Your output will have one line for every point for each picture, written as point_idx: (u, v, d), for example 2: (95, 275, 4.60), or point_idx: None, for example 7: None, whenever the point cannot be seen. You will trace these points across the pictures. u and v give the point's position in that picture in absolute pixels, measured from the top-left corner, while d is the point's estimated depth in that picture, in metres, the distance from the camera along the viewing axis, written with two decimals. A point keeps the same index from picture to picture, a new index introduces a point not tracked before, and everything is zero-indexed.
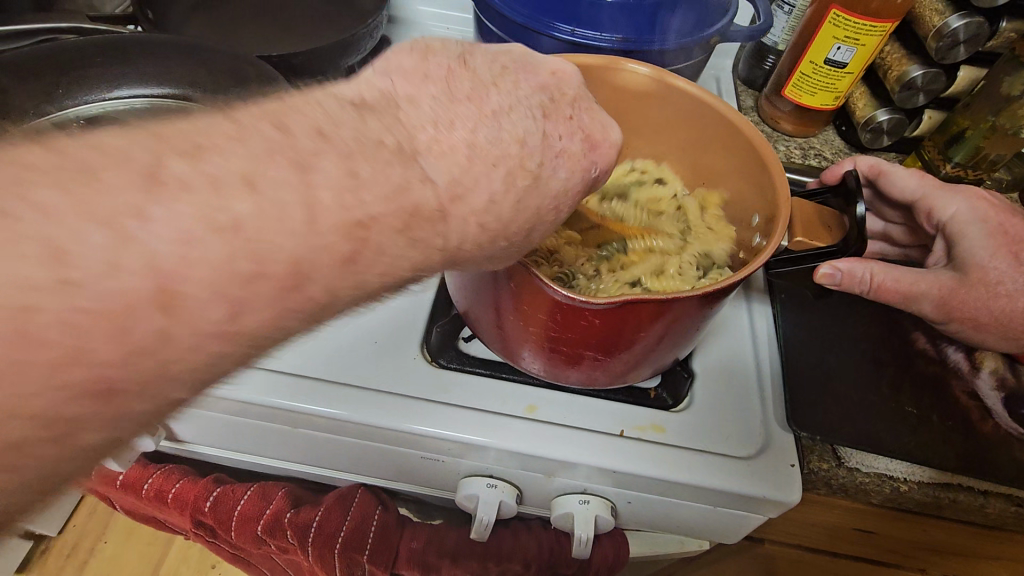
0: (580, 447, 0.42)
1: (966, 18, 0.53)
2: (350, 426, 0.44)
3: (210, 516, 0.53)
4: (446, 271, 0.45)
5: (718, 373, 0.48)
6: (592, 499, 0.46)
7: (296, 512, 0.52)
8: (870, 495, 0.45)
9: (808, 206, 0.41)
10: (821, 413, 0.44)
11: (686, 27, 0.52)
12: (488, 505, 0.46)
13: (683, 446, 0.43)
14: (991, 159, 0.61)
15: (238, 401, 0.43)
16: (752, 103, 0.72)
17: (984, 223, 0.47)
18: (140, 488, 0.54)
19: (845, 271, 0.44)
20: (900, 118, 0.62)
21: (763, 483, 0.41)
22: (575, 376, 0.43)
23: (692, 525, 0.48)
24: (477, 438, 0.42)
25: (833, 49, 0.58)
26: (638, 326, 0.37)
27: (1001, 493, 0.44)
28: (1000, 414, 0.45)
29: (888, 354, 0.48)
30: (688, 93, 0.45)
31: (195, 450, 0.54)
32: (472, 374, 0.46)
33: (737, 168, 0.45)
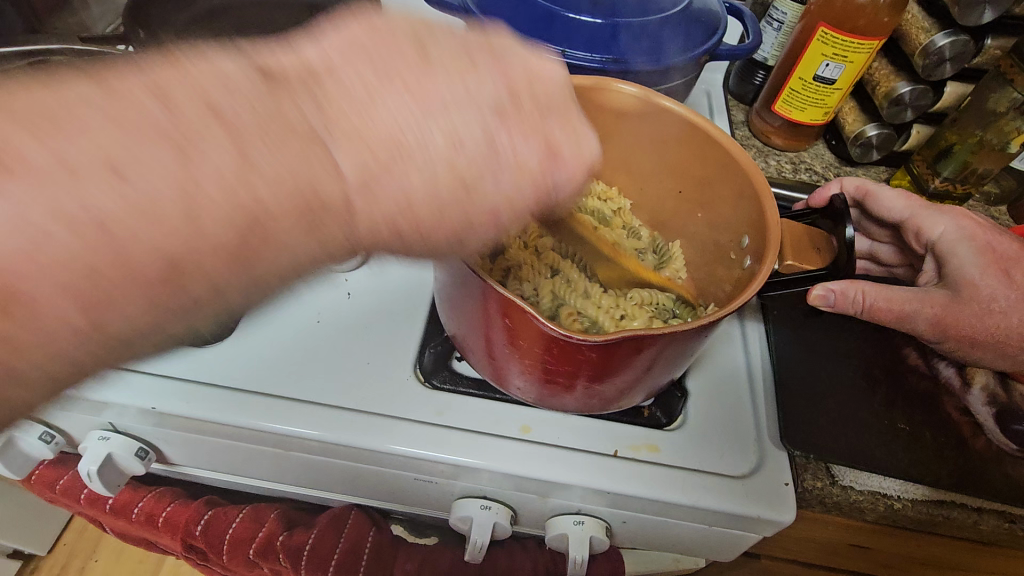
0: (575, 469, 0.42)
1: (952, 36, 0.53)
2: (341, 450, 0.43)
3: (200, 540, 0.52)
4: (437, 295, 0.44)
5: (711, 392, 0.48)
6: (586, 520, 0.45)
7: (289, 534, 0.51)
8: (864, 513, 0.45)
9: (796, 227, 0.42)
10: (815, 431, 0.44)
11: (675, 47, 0.52)
12: (482, 526, 0.46)
13: (677, 466, 0.43)
14: (979, 174, 0.62)
15: (231, 426, 0.43)
16: (744, 118, 0.73)
17: (973, 239, 0.47)
18: (130, 512, 0.54)
19: (838, 292, 0.45)
20: (888, 134, 0.63)
21: (758, 503, 0.41)
22: (570, 400, 0.43)
23: (688, 544, 0.48)
24: (469, 460, 0.42)
25: (821, 66, 0.59)
26: (633, 352, 0.37)
27: (994, 510, 0.44)
28: (992, 431, 0.45)
29: (881, 371, 0.48)
30: (675, 115, 0.45)
31: (185, 472, 0.53)
32: (465, 395, 0.46)
33: (722, 190, 0.46)
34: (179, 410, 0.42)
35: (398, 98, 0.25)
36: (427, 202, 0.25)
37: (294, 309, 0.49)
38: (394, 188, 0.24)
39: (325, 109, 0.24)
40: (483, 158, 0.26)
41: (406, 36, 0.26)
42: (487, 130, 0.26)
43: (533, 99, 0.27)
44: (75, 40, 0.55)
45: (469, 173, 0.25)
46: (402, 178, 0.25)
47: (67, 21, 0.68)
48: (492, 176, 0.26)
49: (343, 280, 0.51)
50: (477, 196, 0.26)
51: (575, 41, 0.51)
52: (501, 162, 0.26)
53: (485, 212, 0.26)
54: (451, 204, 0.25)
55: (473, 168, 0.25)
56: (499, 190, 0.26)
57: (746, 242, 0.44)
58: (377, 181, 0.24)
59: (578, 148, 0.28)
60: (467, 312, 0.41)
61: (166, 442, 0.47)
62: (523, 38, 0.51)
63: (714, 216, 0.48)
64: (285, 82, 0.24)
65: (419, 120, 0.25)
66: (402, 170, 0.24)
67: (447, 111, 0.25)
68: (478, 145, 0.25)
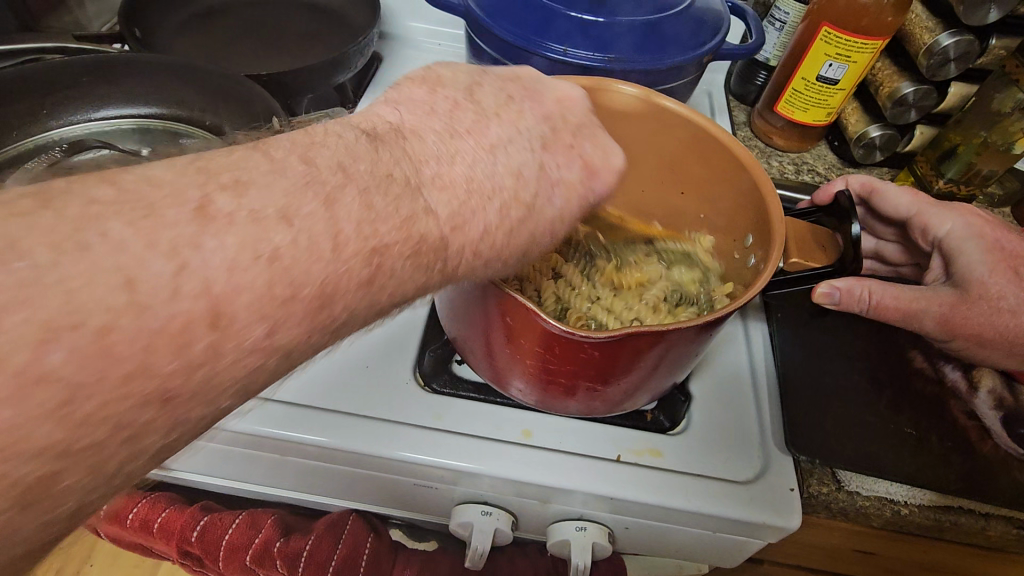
0: (576, 473, 0.42)
1: (956, 36, 0.53)
2: (338, 454, 0.43)
3: (195, 546, 0.52)
4: (437, 298, 0.44)
5: (715, 395, 0.47)
6: (589, 526, 0.45)
7: (285, 541, 0.50)
8: (871, 518, 0.44)
9: (800, 225, 0.41)
10: (821, 435, 0.44)
11: (677, 47, 0.52)
12: (483, 534, 0.45)
13: (681, 471, 0.42)
14: (983, 175, 0.62)
15: (227, 431, 0.42)
16: (745, 118, 0.72)
17: (980, 237, 0.47)
18: (124, 519, 0.53)
19: (843, 290, 0.44)
20: (891, 134, 0.62)
21: (763, 509, 0.40)
22: (572, 404, 0.42)
23: (692, 550, 0.47)
24: (470, 466, 0.41)
25: (824, 66, 0.58)
26: (635, 353, 0.36)
27: (1001, 515, 0.44)
28: (999, 435, 0.45)
29: (886, 373, 0.48)
30: (676, 115, 0.45)
31: (181, 477, 0.53)
32: (465, 399, 0.45)
33: (725, 191, 0.45)
34: None
35: (469, 145, 0.29)
36: (502, 233, 0.29)
37: None
38: (476, 222, 0.28)
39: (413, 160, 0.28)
40: (539, 182, 0.30)
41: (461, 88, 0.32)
42: (539, 162, 0.31)
43: (572, 131, 0.33)
44: (69, 40, 0.54)
45: (529, 195, 0.30)
46: (472, 188, 0.28)
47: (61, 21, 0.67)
48: (547, 196, 0.31)
49: None
50: (538, 210, 0.30)
51: (576, 40, 0.50)
52: (553, 184, 0.31)
53: (545, 223, 0.31)
54: (519, 225, 0.30)
55: (535, 195, 0.30)
56: (553, 206, 0.31)
57: (750, 243, 0.43)
58: (462, 225, 0.28)
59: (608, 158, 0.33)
60: (467, 314, 0.40)
61: None
62: (524, 37, 0.51)
63: (716, 216, 0.48)
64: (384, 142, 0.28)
65: (487, 158, 0.29)
66: (479, 207, 0.28)
67: (501, 150, 0.30)
68: (532, 177, 0.30)
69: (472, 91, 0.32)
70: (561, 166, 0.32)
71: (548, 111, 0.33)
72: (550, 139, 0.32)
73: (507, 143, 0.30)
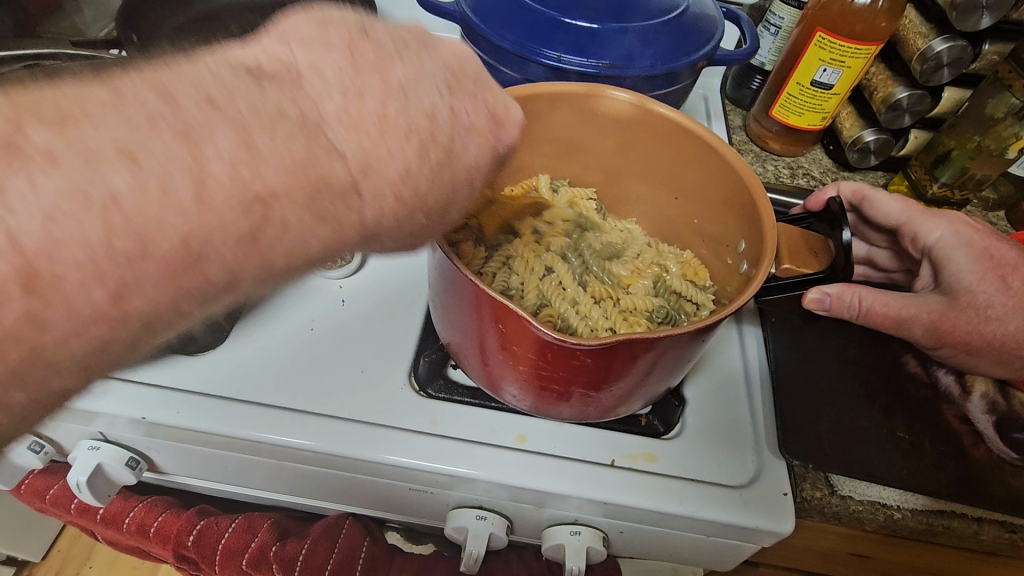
0: (570, 477, 0.42)
1: (949, 41, 0.53)
2: (332, 459, 0.43)
3: (192, 550, 0.52)
4: (432, 303, 0.44)
5: (709, 399, 0.47)
6: (583, 530, 0.45)
7: (281, 545, 0.50)
8: (864, 523, 0.45)
9: (794, 232, 0.41)
10: (814, 440, 0.44)
11: (671, 53, 0.52)
12: (477, 538, 0.45)
13: (675, 475, 0.42)
14: (977, 179, 0.62)
15: (223, 436, 0.42)
16: (741, 122, 0.72)
17: (970, 245, 0.47)
18: (121, 522, 0.53)
19: (834, 296, 0.44)
20: (886, 139, 0.63)
21: (757, 513, 0.41)
22: (566, 409, 0.42)
23: (686, 554, 0.48)
24: (465, 470, 0.42)
25: (819, 71, 0.58)
26: (628, 360, 0.36)
27: (995, 519, 0.44)
28: (992, 439, 0.45)
29: (879, 378, 0.48)
30: (670, 121, 0.45)
31: (178, 481, 0.53)
32: (460, 404, 0.45)
33: (718, 197, 0.46)
34: (171, 420, 0.42)
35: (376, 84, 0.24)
36: (423, 176, 0.25)
37: (288, 317, 0.49)
38: (389, 163, 0.24)
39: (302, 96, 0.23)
40: (453, 125, 0.26)
41: (351, 23, 0.25)
42: (449, 108, 0.25)
43: (471, 84, 0.27)
44: (67, 45, 0.55)
45: (446, 138, 0.25)
46: (384, 129, 0.23)
47: (60, 25, 0.68)
48: (461, 140, 0.26)
49: (336, 287, 0.51)
50: (455, 155, 0.26)
51: (571, 46, 0.50)
52: (469, 130, 0.26)
53: (461, 174, 0.26)
54: (439, 171, 0.25)
55: (450, 132, 0.25)
56: (468, 154, 0.26)
57: (743, 249, 0.43)
58: (374, 163, 0.23)
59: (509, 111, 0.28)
60: (461, 320, 0.40)
61: (158, 452, 0.47)
62: (519, 44, 0.51)
63: (709, 223, 0.48)
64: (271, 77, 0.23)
65: (397, 98, 0.24)
66: (395, 145, 0.24)
67: (410, 86, 0.24)
68: (446, 121, 0.25)
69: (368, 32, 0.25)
70: (469, 115, 0.26)
71: (445, 59, 0.26)
72: (455, 84, 0.26)
73: (410, 80, 0.24)
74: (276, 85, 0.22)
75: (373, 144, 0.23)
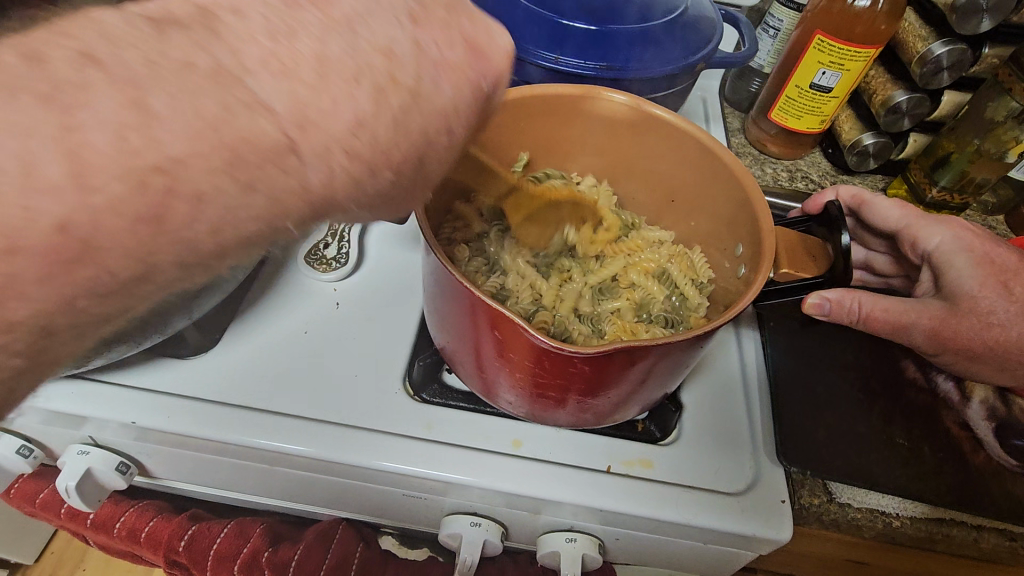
0: (565, 484, 0.41)
1: (949, 45, 0.53)
2: (325, 465, 0.42)
3: (183, 556, 0.51)
4: (426, 307, 0.43)
5: (707, 405, 0.47)
6: (579, 537, 0.44)
7: (274, 550, 0.50)
8: (863, 530, 0.44)
9: (792, 236, 0.41)
10: (812, 447, 0.43)
11: (670, 55, 0.52)
12: (472, 545, 0.44)
13: (672, 483, 0.42)
14: (977, 183, 0.61)
15: (214, 441, 0.42)
16: (739, 125, 0.72)
17: (970, 251, 0.47)
18: (111, 527, 0.52)
19: (834, 301, 0.44)
20: (885, 142, 0.62)
21: (754, 521, 0.40)
22: (562, 415, 0.42)
23: (682, 561, 0.47)
24: (459, 477, 0.41)
25: (817, 74, 0.58)
26: (624, 366, 0.36)
27: (994, 527, 0.43)
28: (992, 446, 0.45)
29: (878, 384, 0.47)
30: (668, 123, 0.44)
31: (171, 485, 0.52)
32: (455, 410, 0.45)
33: (716, 201, 0.45)
34: (161, 424, 0.41)
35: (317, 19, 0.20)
36: (383, 126, 0.21)
37: (282, 320, 0.48)
38: (351, 112, 0.20)
39: (233, 44, 0.19)
40: (419, 61, 0.22)
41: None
42: (415, 42, 0.22)
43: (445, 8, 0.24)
44: None
45: (411, 78, 0.22)
46: (328, 68, 0.20)
47: None
48: (433, 80, 0.23)
49: (331, 290, 0.50)
50: (425, 97, 0.22)
51: (568, 48, 0.50)
52: (437, 66, 0.23)
53: (440, 116, 0.23)
54: (407, 114, 0.22)
55: (414, 74, 0.22)
56: (444, 95, 0.23)
57: (741, 253, 0.43)
58: (317, 118, 0.20)
59: (494, 39, 0.25)
60: (455, 324, 0.40)
61: (148, 456, 0.46)
62: (516, 45, 0.50)
63: (709, 227, 0.47)
64: (181, 23, 0.19)
65: (344, 33, 0.21)
66: (347, 91, 0.20)
67: (360, 21, 0.21)
68: (410, 57, 0.22)
69: None
70: (442, 47, 0.23)
71: None
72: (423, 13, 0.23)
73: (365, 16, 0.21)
74: (186, 33, 0.19)
75: (325, 95, 0.20)
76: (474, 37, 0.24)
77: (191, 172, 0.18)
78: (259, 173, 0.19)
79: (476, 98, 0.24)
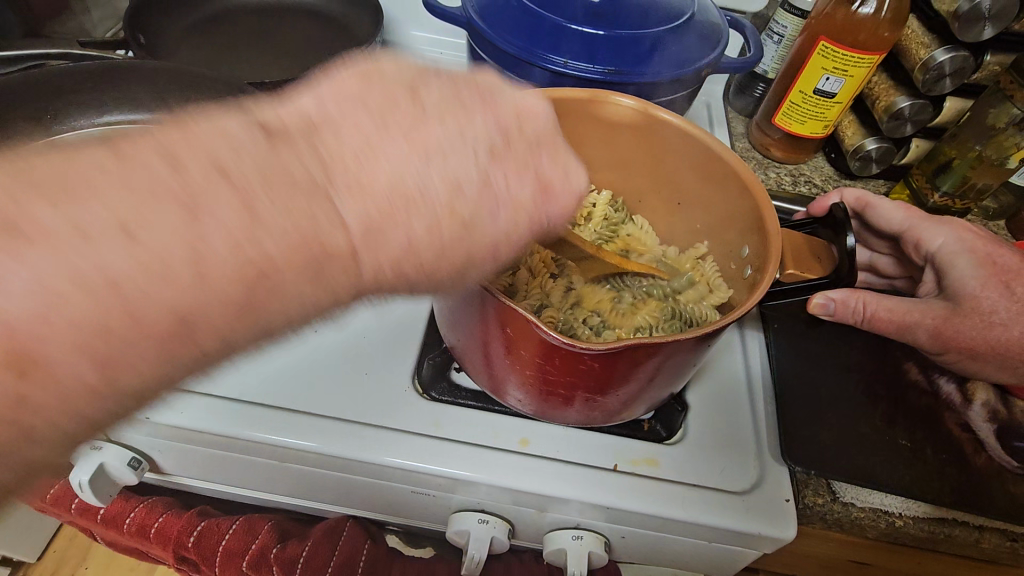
0: (572, 482, 0.42)
1: (952, 52, 0.54)
2: (334, 461, 0.43)
3: (192, 552, 0.52)
4: (436, 306, 0.44)
5: (712, 405, 0.47)
6: (585, 534, 0.45)
7: (282, 546, 0.50)
8: (866, 530, 0.44)
9: (797, 237, 0.41)
10: (816, 446, 0.44)
11: (677, 60, 0.52)
12: (479, 541, 0.45)
13: (678, 481, 0.42)
14: (978, 189, 0.62)
15: (226, 437, 0.42)
16: (744, 130, 0.73)
17: (973, 251, 0.47)
18: (122, 523, 0.53)
19: (838, 301, 0.45)
20: (888, 148, 0.63)
21: (758, 519, 0.41)
22: (571, 414, 0.42)
23: (686, 559, 0.48)
24: (468, 474, 0.42)
25: (821, 79, 0.59)
26: (633, 364, 0.36)
27: (996, 528, 0.44)
28: (993, 448, 0.45)
29: (881, 386, 0.48)
30: (674, 126, 0.45)
31: (180, 482, 0.53)
32: (464, 408, 0.45)
33: (722, 204, 0.46)
34: (174, 419, 0.42)
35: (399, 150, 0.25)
36: (432, 250, 0.26)
37: None
38: (399, 235, 0.25)
39: (326, 161, 0.24)
40: (482, 198, 0.26)
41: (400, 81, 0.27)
42: (483, 176, 0.26)
43: (528, 141, 0.28)
44: (74, 44, 0.55)
45: (468, 213, 0.26)
46: (399, 199, 0.25)
47: (68, 25, 0.68)
48: (491, 213, 0.27)
49: None
50: (479, 232, 0.27)
51: (577, 53, 0.51)
52: (500, 201, 0.27)
53: (484, 247, 0.27)
54: (453, 243, 0.26)
55: (470, 207, 0.26)
56: (496, 225, 0.27)
57: (747, 254, 0.44)
58: (380, 238, 0.25)
59: (568, 180, 0.29)
60: (466, 323, 0.40)
61: (159, 452, 0.47)
62: (525, 49, 0.51)
63: (715, 229, 0.48)
64: (286, 137, 0.24)
65: (423, 162, 0.25)
66: (407, 221, 0.25)
67: (442, 161, 0.26)
68: (473, 193, 0.26)
69: (417, 90, 0.27)
70: (512, 182, 0.27)
71: (503, 120, 0.28)
72: (502, 148, 0.27)
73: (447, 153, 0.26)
74: (292, 146, 0.24)
75: (394, 223, 0.25)
76: (549, 178, 0.28)
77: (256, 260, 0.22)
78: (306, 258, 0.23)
79: (531, 227, 0.28)
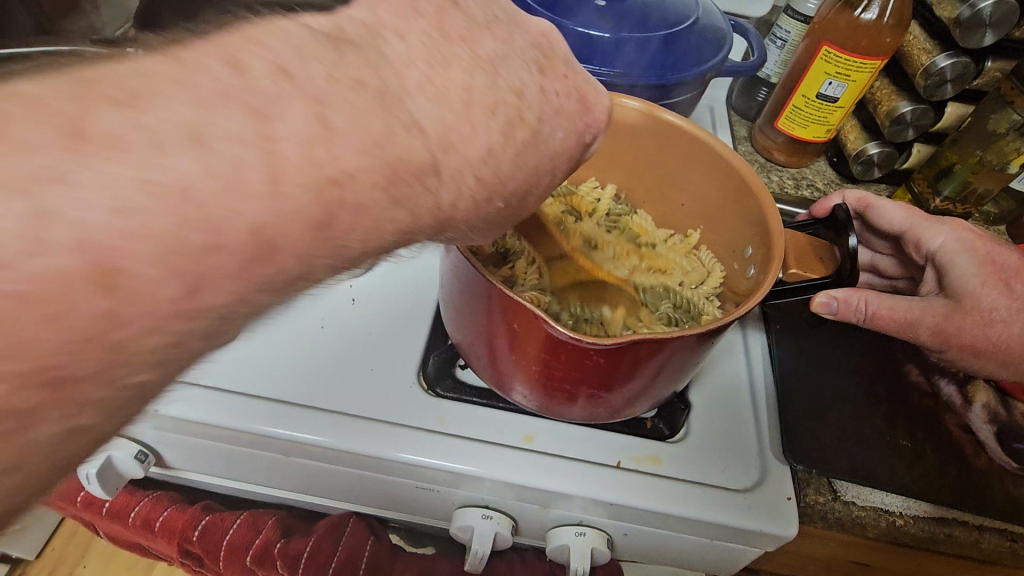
0: (576, 478, 0.42)
1: (954, 58, 0.54)
2: (340, 455, 0.43)
3: (197, 545, 0.53)
4: (442, 303, 0.44)
5: (714, 404, 0.48)
6: (588, 531, 0.45)
7: (286, 542, 0.51)
8: (867, 529, 0.45)
9: (799, 238, 0.42)
10: (818, 445, 0.44)
11: (681, 62, 0.53)
12: (483, 537, 0.45)
13: (680, 478, 0.43)
14: (979, 194, 0.63)
15: (232, 430, 0.43)
16: (746, 133, 0.74)
17: (972, 250, 0.48)
18: (127, 516, 0.53)
19: (841, 300, 0.45)
20: (889, 152, 0.64)
21: (760, 517, 0.41)
22: (575, 410, 0.43)
23: (687, 558, 0.48)
24: (473, 469, 0.42)
25: (824, 83, 0.60)
26: (638, 360, 0.37)
27: (996, 528, 0.44)
28: (993, 449, 0.46)
29: (883, 387, 0.48)
30: (679, 128, 0.45)
31: (184, 476, 0.53)
32: (469, 404, 0.46)
33: (725, 204, 0.47)
34: (182, 411, 0.42)
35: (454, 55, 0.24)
36: (505, 152, 0.25)
37: (298, 315, 0.49)
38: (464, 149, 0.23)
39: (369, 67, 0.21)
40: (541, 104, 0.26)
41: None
42: (539, 84, 0.27)
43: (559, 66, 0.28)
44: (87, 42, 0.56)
45: (534, 118, 0.26)
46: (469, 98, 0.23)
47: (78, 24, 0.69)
48: (552, 124, 0.27)
49: (346, 286, 0.52)
50: (543, 137, 0.27)
51: (582, 54, 0.51)
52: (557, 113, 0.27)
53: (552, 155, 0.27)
54: (527, 149, 0.26)
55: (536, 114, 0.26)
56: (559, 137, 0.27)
57: (750, 254, 0.44)
58: (456, 143, 0.23)
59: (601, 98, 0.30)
60: (471, 318, 0.41)
61: (165, 445, 0.47)
62: None
63: (717, 228, 0.49)
64: (353, 43, 0.21)
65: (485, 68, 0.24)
66: (481, 122, 0.24)
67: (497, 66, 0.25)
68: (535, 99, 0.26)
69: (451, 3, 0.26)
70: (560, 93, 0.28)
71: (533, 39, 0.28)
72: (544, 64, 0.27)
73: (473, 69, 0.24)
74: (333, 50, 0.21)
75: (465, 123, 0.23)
76: (585, 92, 0.29)
77: (325, 164, 0.19)
78: (389, 172, 0.21)
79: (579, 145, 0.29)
